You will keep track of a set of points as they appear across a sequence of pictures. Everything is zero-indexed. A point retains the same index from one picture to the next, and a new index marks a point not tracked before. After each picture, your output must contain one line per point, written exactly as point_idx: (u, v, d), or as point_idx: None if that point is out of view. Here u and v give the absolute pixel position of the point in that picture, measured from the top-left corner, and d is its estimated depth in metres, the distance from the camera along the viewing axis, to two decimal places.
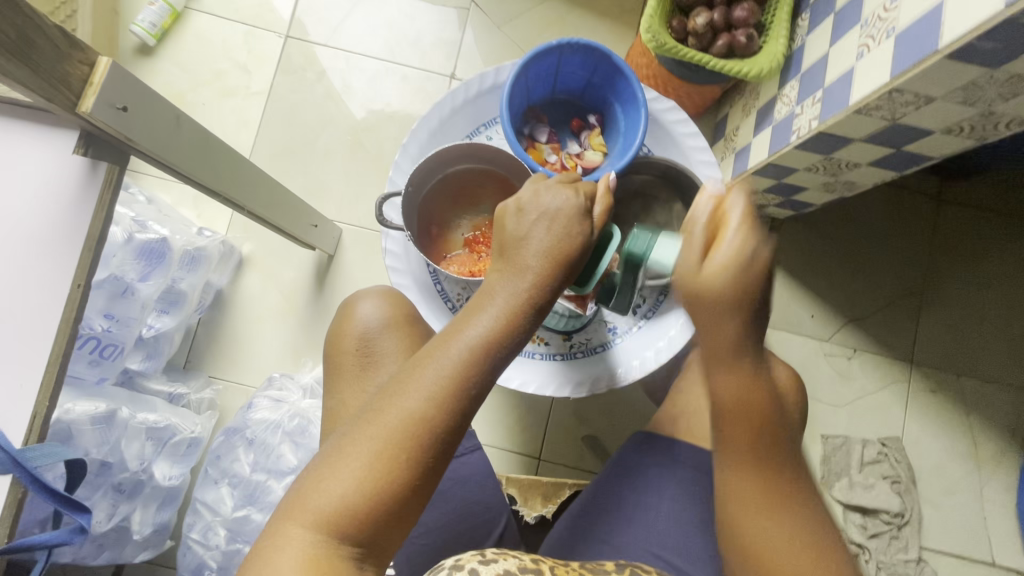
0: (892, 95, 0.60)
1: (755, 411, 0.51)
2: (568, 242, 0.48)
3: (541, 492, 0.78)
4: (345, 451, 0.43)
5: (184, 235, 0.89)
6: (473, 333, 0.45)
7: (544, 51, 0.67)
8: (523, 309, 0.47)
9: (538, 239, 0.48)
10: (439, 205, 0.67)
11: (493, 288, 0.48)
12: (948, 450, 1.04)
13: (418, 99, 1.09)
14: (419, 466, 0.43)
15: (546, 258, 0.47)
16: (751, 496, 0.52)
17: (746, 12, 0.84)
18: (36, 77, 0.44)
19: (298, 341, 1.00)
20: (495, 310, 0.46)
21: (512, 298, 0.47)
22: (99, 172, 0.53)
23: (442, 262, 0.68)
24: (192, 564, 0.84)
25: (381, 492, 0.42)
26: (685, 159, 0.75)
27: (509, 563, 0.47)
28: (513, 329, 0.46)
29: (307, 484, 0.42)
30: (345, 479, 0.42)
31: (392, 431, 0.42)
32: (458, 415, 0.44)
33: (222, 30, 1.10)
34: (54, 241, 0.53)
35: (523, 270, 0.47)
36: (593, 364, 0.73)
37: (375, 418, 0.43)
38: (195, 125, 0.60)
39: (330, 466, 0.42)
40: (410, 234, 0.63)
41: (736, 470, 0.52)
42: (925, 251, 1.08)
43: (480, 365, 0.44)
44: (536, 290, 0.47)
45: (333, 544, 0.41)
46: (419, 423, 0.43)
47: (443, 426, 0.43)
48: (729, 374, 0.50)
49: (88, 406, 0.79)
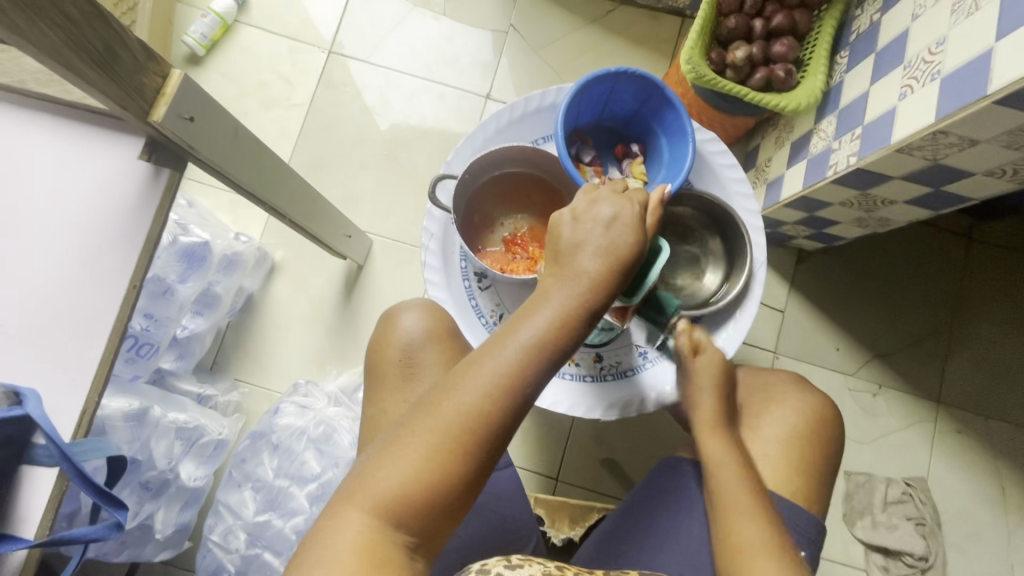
0: (936, 136, 0.61)
1: (721, 418, 0.61)
2: (622, 250, 0.49)
3: (569, 513, 0.75)
4: (402, 441, 0.43)
5: (223, 239, 0.92)
6: (528, 331, 0.46)
7: (599, 77, 0.68)
8: (578, 312, 0.47)
9: (593, 245, 0.49)
10: (490, 201, 0.69)
11: (548, 290, 0.48)
12: (977, 493, 1.02)
13: (453, 117, 1.11)
14: (474, 461, 0.44)
15: (601, 263, 0.48)
16: (748, 543, 0.53)
17: (784, 48, 0.86)
18: (116, 86, 0.46)
19: (324, 349, 1.02)
20: (551, 310, 0.47)
21: (568, 300, 0.47)
22: (161, 177, 0.55)
23: (476, 252, 0.69)
24: (210, 567, 0.84)
25: (437, 481, 0.43)
26: (723, 191, 0.73)
27: (533, 569, 0.48)
28: (567, 333, 0.46)
29: (365, 470, 0.44)
30: (404, 467, 0.43)
31: (446, 424, 0.43)
32: (512, 411, 0.44)
33: (268, 44, 1.14)
34: (113, 246, 0.54)
35: (580, 274, 0.48)
36: (621, 387, 0.71)
37: (434, 410, 0.44)
38: (251, 137, 0.63)
39: (388, 455, 0.43)
40: (456, 218, 0.64)
41: (717, 486, 0.57)
42: (955, 292, 1.07)
43: (535, 365, 0.45)
44: (590, 294, 0.47)
45: (388, 531, 0.42)
46: (474, 418, 0.43)
47: (498, 421, 0.44)
48: (717, 443, 0.60)
49: (122, 402, 0.79)
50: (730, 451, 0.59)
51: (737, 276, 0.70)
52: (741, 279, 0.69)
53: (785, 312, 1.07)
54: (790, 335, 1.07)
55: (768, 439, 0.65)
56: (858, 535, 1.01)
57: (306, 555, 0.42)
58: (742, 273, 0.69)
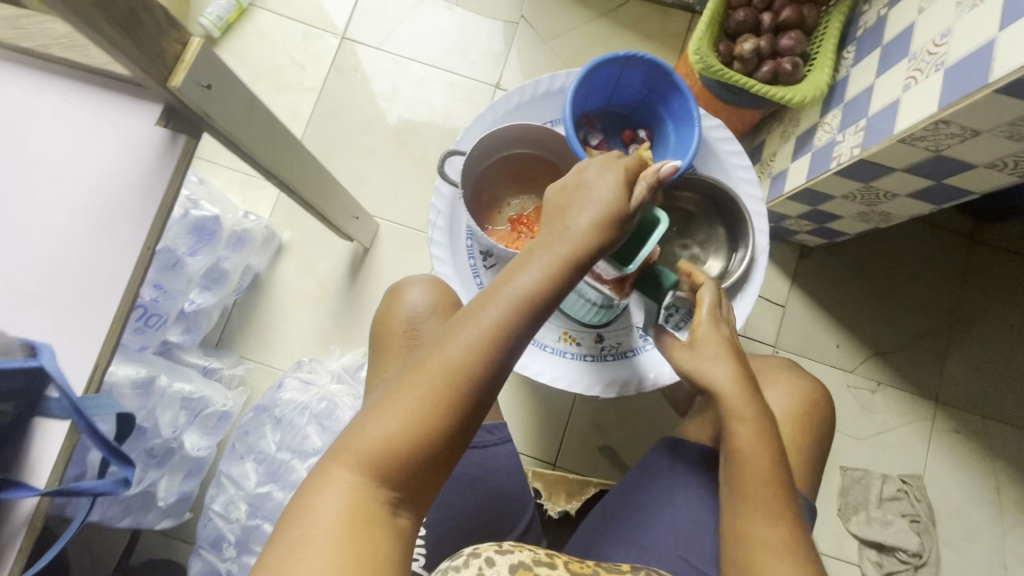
0: (938, 126, 0.62)
1: (746, 397, 0.55)
2: (606, 207, 0.49)
3: (566, 488, 0.75)
4: (389, 398, 0.44)
5: (233, 216, 0.94)
6: (512, 289, 0.46)
7: (608, 61, 0.69)
8: (563, 268, 0.47)
9: (579, 206, 0.49)
10: (497, 181, 0.71)
11: (531, 252, 0.49)
12: (972, 491, 1.03)
13: (462, 105, 1.13)
14: (459, 415, 0.44)
15: (585, 222, 0.48)
16: (766, 541, 0.53)
17: (792, 41, 0.87)
18: (136, 49, 0.47)
19: (328, 329, 1.03)
20: (535, 267, 0.47)
21: (553, 257, 0.47)
22: (177, 143, 0.56)
23: (483, 229, 0.70)
24: (211, 536, 0.84)
25: (422, 435, 0.44)
26: (727, 177, 0.75)
27: (523, 554, 0.47)
28: (548, 293, 0.47)
29: (353, 429, 0.45)
30: (390, 423, 0.44)
31: (431, 380, 0.44)
32: (496, 367, 0.45)
33: (282, 28, 1.15)
34: (130, 207, 0.55)
35: (565, 233, 0.48)
36: (622, 368, 0.72)
37: (420, 367, 0.45)
38: (265, 110, 0.65)
39: (375, 413, 0.44)
40: (463, 194, 0.66)
41: (745, 488, 0.55)
42: (956, 292, 1.08)
43: (519, 321, 0.46)
44: (572, 258, 0.48)
45: (374, 487, 0.43)
46: (458, 372, 0.44)
47: (482, 376, 0.45)
48: (747, 427, 0.55)
49: (130, 370, 0.81)
50: (759, 435, 0.55)
51: (739, 259, 0.71)
52: (744, 262, 0.70)
53: (786, 306, 1.08)
54: (790, 330, 1.07)
55: None
56: (852, 530, 1.01)
57: (295, 512, 0.43)
58: (744, 256, 0.70)
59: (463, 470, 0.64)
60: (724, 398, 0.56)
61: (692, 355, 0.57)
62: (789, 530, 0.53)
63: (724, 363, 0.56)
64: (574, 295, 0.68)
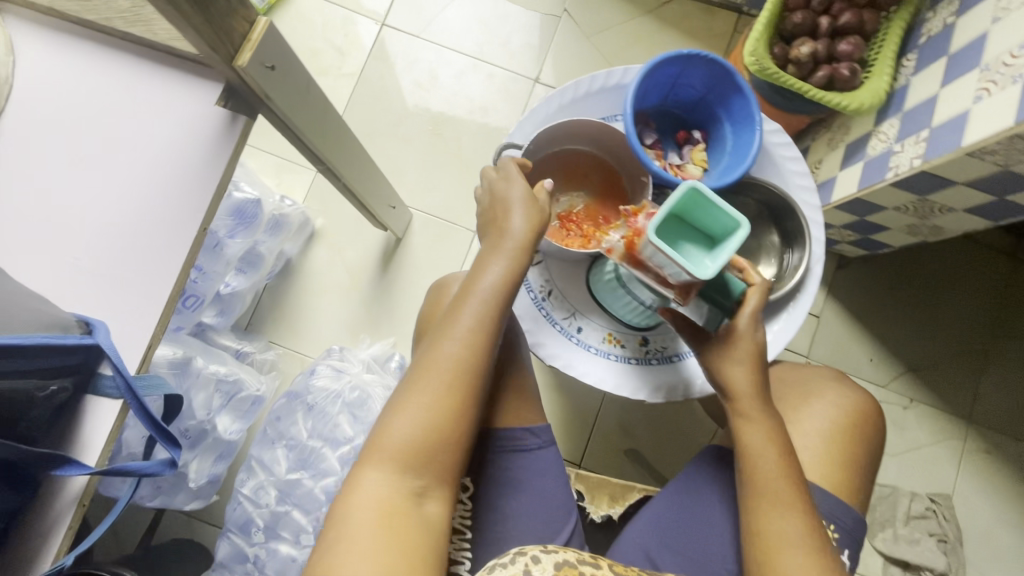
0: (1013, 140, 0.60)
1: (760, 399, 0.56)
2: (529, 204, 0.55)
3: (609, 491, 0.74)
4: (406, 397, 0.48)
5: (272, 201, 0.94)
6: (490, 281, 0.52)
7: (671, 59, 0.68)
8: (523, 257, 0.53)
9: (510, 207, 0.55)
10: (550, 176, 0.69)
11: (489, 251, 0.54)
12: (1001, 513, 1.01)
13: (501, 98, 1.11)
14: (468, 397, 0.49)
15: (525, 216, 0.54)
16: (781, 538, 0.52)
17: (851, 47, 0.85)
18: (208, 26, 0.46)
19: (358, 318, 1.03)
20: (503, 259, 0.53)
21: (516, 249, 0.53)
22: (236, 124, 0.55)
23: None
24: (239, 519, 0.84)
25: (441, 422, 0.48)
26: (783, 183, 0.73)
27: (568, 554, 0.48)
28: (516, 285, 0.53)
29: (377, 433, 0.48)
30: (411, 418, 0.47)
31: (440, 372, 0.49)
32: (491, 350, 0.51)
33: (323, 11, 1.14)
34: (189, 186, 0.55)
35: (517, 230, 0.54)
36: (667, 372, 0.71)
37: (428, 365, 0.49)
38: (320, 94, 0.64)
39: (395, 412, 0.48)
40: None
41: (757, 488, 0.54)
42: (995, 311, 1.06)
43: (504, 307, 0.52)
44: (522, 249, 0.54)
45: (405, 479, 0.47)
46: (460, 360, 0.49)
47: (483, 360, 0.50)
48: (757, 429, 0.56)
49: (167, 351, 0.81)
50: (763, 434, 0.55)
51: (793, 268, 0.70)
52: (799, 272, 0.68)
53: (821, 317, 1.06)
54: (824, 341, 1.06)
55: (808, 433, 0.64)
56: (878, 546, 1.00)
57: (335, 517, 0.45)
58: (799, 266, 0.69)
59: (504, 469, 0.63)
60: (739, 399, 0.57)
61: (717, 358, 0.58)
62: (808, 534, 0.52)
63: (743, 364, 0.57)
64: (626, 296, 0.67)
